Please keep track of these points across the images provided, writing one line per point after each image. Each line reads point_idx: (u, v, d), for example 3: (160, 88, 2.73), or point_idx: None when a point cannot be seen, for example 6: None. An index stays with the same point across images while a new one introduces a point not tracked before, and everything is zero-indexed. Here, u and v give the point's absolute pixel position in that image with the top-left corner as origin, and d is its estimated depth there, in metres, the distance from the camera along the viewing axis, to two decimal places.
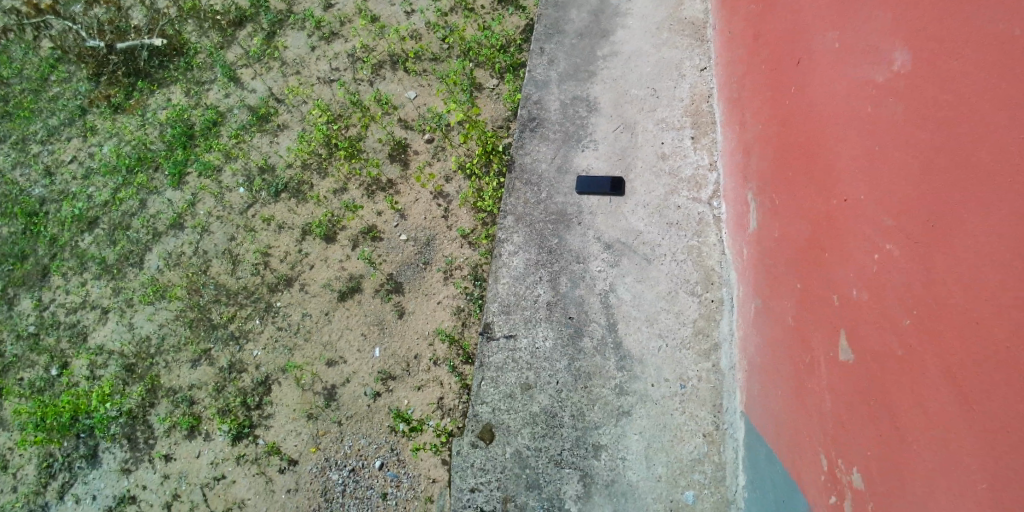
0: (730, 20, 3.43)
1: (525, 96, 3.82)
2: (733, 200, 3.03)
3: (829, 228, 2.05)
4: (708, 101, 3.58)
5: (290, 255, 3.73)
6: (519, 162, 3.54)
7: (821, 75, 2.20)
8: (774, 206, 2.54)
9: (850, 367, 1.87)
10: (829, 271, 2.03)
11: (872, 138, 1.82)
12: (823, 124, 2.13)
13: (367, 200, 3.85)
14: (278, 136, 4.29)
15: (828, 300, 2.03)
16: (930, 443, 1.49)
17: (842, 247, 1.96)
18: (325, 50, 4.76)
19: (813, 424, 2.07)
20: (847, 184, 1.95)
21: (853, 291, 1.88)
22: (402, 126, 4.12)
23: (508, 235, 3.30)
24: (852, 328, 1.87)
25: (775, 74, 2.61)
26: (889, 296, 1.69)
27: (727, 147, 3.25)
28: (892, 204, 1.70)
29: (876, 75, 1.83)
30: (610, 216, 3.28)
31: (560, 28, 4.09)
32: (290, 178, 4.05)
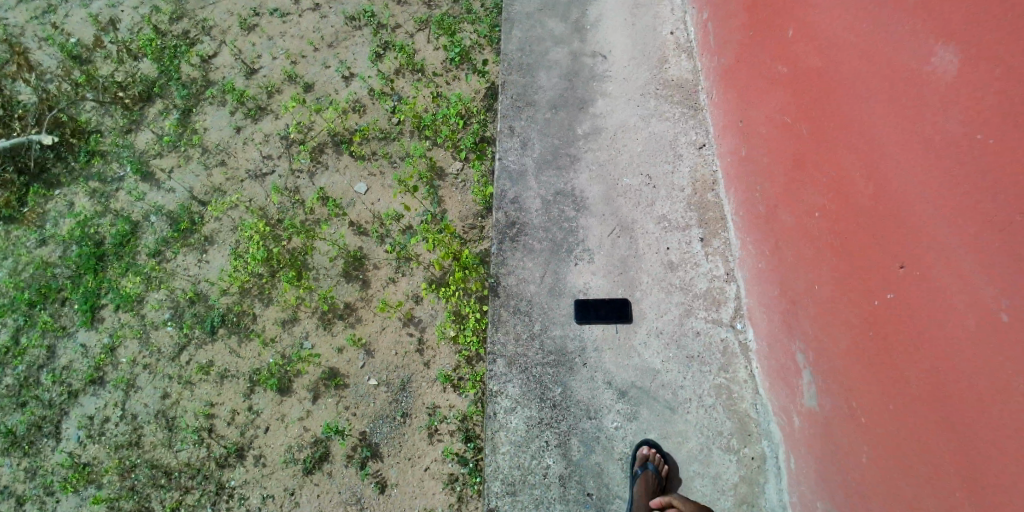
0: (726, 90, 2.95)
1: (499, 193, 3.23)
2: (757, 305, 2.63)
3: (825, 226, 2.06)
4: (713, 190, 3.06)
5: (238, 415, 3.11)
6: (503, 285, 2.98)
7: (807, 66, 2.15)
8: (764, 198, 2.51)
9: (856, 363, 1.92)
10: (827, 267, 2.06)
11: (868, 137, 1.83)
12: (812, 117, 2.12)
13: (325, 334, 3.24)
14: (208, 253, 3.57)
15: (848, 288, 1.96)
16: (937, 430, 1.61)
17: (838, 246, 1.99)
18: (253, 132, 3.99)
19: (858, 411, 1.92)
20: (854, 173, 1.90)
21: (856, 289, 1.92)
22: (356, 233, 3.47)
23: (501, 386, 2.77)
24: (857, 324, 1.92)
25: (750, 74, 2.64)
26: (895, 290, 1.75)
27: (745, 260, 2.76)
28: (891, 205, 1.75)
29: (868, 71, 1.83)
30: (620, 352, 2.76)
31: (530, 98, 3.49)
32: (229, 309, 3.38)
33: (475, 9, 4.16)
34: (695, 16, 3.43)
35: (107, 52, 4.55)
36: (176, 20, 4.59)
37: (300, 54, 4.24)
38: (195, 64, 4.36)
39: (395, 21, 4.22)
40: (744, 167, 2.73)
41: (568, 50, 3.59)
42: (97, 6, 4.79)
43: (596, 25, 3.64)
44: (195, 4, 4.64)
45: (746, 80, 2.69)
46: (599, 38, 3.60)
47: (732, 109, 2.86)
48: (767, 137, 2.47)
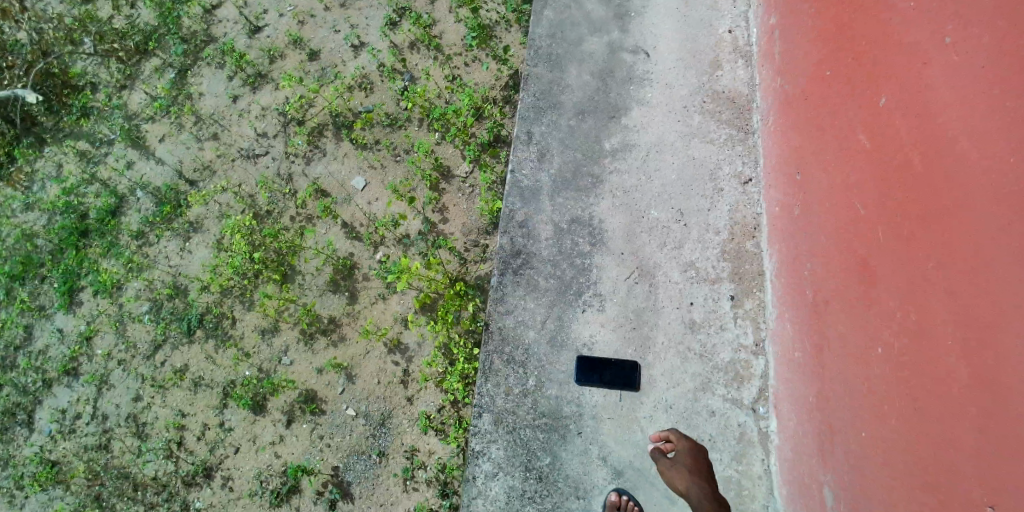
0: (778, 128, 2.54)
1: (507, 213, 2.79)
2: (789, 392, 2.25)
3: (868, 300, 1.77)
4: (754, 237, 2.62)
5: (208, 431, 2.91)
6: (501, 327, 2.63)
7: (853, 116, 1.92)
8: (807, 255, 2.18)
9: (893, 454, 1.62)
10: (868, 344, 1.76)
11: (915, 197, 1.58)
12: (858, 176, 1.86)
13: (306, 352, 2.93)
14: (192, 241, 3.28)
15: (878, 371, 1.70)
16: (982, 506, 1.30)
17: (880, 329, 1.70)
18: (251, 103, 3.59)
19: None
20: (898, 242, 1.64)
21: (891, 367, 1.64)
22: (348, 237, 3.10)
23: (484, 446, 2.49)
24: (890, 413, 1.64)
25: (796, 116, 2.36)
26: (930, 374, 1.49)
27: (780, 336, 2.37)
28: (940, 274, 1.48)
29: (912, 122, 1.61)
30: (620, 424, 2.44)
31: (556, 98, 2.98)
32: (207, 310, 3.12)
33: None
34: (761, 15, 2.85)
35: None
36: None
37: (307, 13, 3.75)
38: (194, 15, 3.91)
39: None
40: (784, 221, 2.40)
41: (605, 41, 3.05)
42: None
43: (641, 13, 3.07)
44: None
45: (792, 122, 2.41)
46: (644, 30, 3.04)
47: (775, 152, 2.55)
48: (809, 190, 2.19)
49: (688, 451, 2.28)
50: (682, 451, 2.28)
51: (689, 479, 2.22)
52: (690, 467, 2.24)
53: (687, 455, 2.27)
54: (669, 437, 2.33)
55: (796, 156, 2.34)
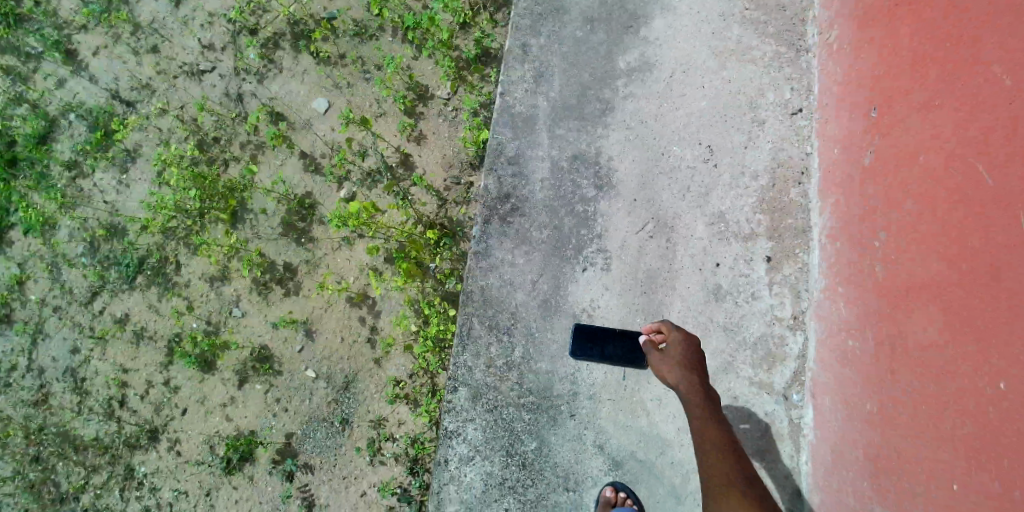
0: (844, 44, 1.98)
1: (495, 145, 2.29)
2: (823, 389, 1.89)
3: (977, 285, 1.31)
4: (799, 184, 2.12)
5: (152, 390, 2.56)
6: (484, 285, 2.19)
7: (971, 25, 1.38)
8: (851, 229, 1.84)
9: (955, 474, 1.33)
10: (924, 346, 1.46)
11: None
12: (972, 111, 1.35)
13: (260, 302, 2.54)
14: (131, 172, 2.83)
15: (983, 378, 1.27)
16: None
17: (991, 324, 1.26)
18: (192, 7, 2.93)
19: None
20: None
21: (1001, 382, 1.22)
22: (307, 168, 2.63)
23: (458, 426, 2.10)
24: (998, 435, 1.22)
25: (874, 26, 1.80)
26: None
27: (827, 312, 1.92)
28: None
29: None
30: (620, 406, 2.03)
31: (560, 3, 2.39)
32: (147, 252, 2.71)
33: None
34: None
35: None
36: None
37: None
38: None
39: None
40: (849, 166, 1.89)
41: None
42: None
43: None
44: None
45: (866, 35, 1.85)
46: None
47: (840, 75, 1.99)
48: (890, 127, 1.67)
49: (681, 344, 1.66)
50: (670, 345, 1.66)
51: (681, 373, 1.60)
52: (684, 363, 1.62)
53: (679, 349, 1.65)
54: (659, 330, 1.71)
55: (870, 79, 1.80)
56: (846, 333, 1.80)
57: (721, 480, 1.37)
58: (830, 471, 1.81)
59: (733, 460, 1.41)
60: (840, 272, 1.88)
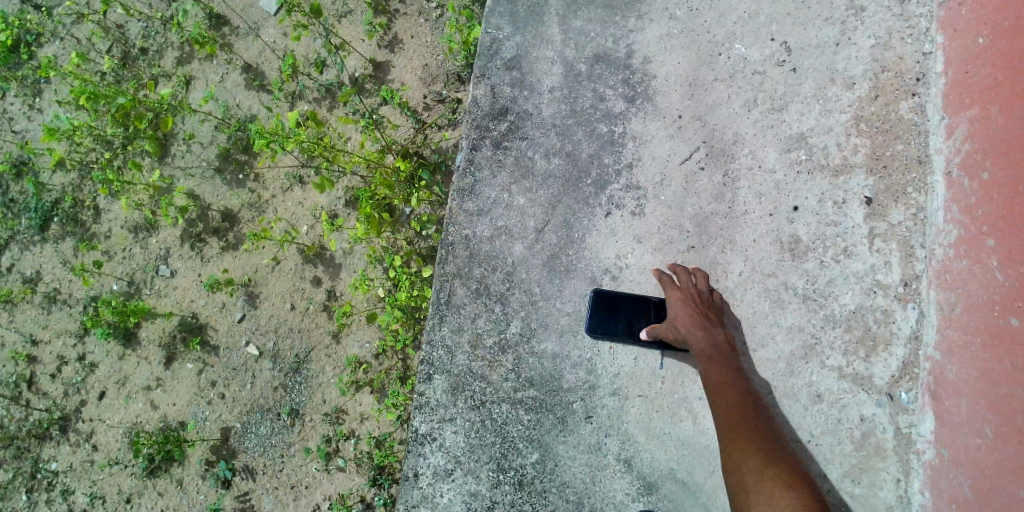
0: None
1: (486, 46, 1.68)
2: (951, 387, 1.27)
3: None
4: (913, 95, 1.45)
5: (65, 367, 2.06)
6: (468, 238, 1.60)
7: None
8: (1001, 146, 1.19)
9: None
10: None
11: None
12: None
13: (193, 259, 2.00)
14: (42, 94, 2.25)
15: None
16: None
17: None
18: None
19: None
20: None
21: None
22: (250, 88, 2.05)
23: (433, 428, 1.55)
24: None
25: None
26: None
27: (960, 279, 1.29)
28: None
29: None
30: (654, 405, 1.46)
31: None
32: (61, 195, 2.16)
33: None
34: None
35: None
36: None
37: None
38: None
39: None
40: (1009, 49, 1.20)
41: None
42: None
43: None
44: None
45: None
46: None
47: None
48: None
49: (689, 291, 1.40)
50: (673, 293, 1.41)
51: (687, 329, 1.36)
52: (693, 314, 1.38)
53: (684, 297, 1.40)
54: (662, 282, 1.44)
55: None
56: (1002, 311, 1.15)
57: (733, 440, 1.23)
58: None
59: (747, 418, 1.25)
60: (987, 216, 1.22)
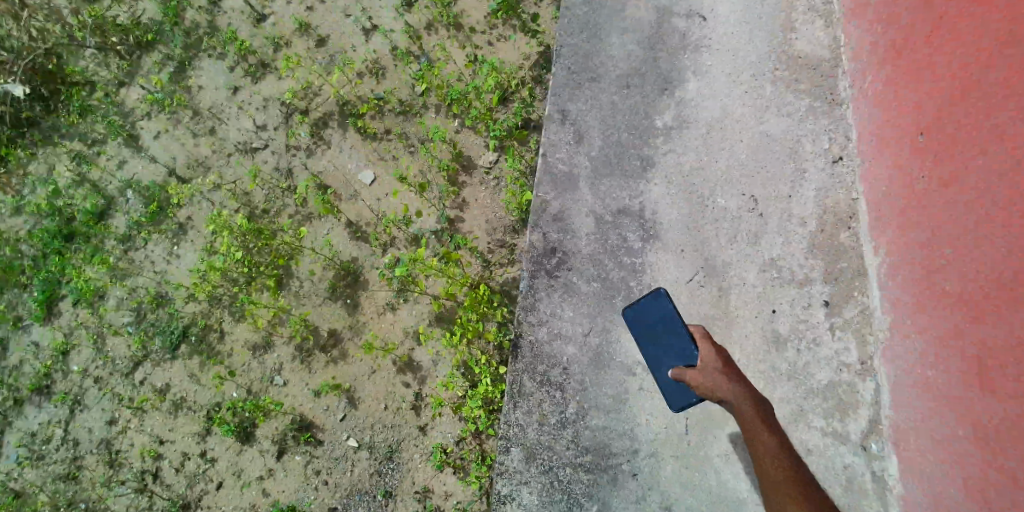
0: (882, 72, 1.97)
1: (539, 204, 2.31)
2: (904, 430, 1.75)
3: None
4: (850, 227, 2.05)
5: (189, 462, 2.49)
6: (531, 343, 2.13)
7: None
8: (910, 253, 1.77)
9: None
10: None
11: None
12: None
13: (301, 373, 2.50)
14: (180, 245, 2.91)
15: None
16: None
17: None
18: (251, 93, 3.20)
19: None
20: None
21: None
22: (352, 238, 2.67)
23: (512, 489, 1.99)
24: None
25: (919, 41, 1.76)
26: None
27: (897, 354, 1.80)
28: None
29: None
30: (686, 464, 1.88)
31: (596, 71, 2.50)
32: (192, 322, 2.71)
33: None
34: None
35: None
36: None
37: None
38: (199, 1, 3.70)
39: None
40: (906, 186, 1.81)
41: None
42: None
43: None
44: None
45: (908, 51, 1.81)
46: None
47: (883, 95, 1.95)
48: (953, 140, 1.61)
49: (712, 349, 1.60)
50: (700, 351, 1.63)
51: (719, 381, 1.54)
52: (719, 370, 1.56)
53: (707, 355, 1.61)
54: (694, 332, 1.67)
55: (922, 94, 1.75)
56: (931, 365, 1.66)
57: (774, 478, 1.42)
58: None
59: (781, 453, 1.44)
60: (911, 300, 1.77)
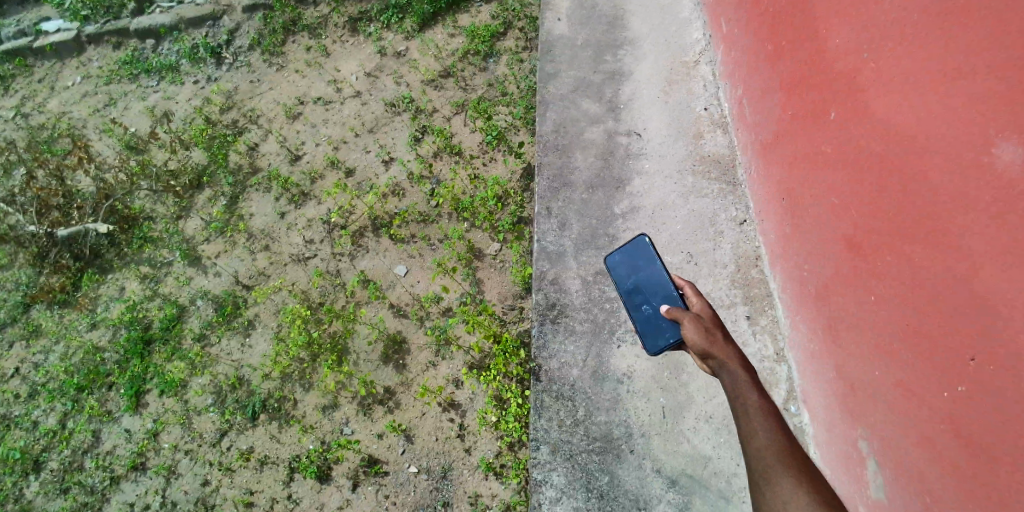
0: (765, 153, 2.98)
1: (539, 274, 3.20)
2: (810, 387, 2.55)
3: (858, 268, 2.05)
4: (757, 266, 3.01)
5: (276, 504, 3.06)
6: (545, 370, 2.91)
7: (822, 113, 2.30)
8: (792, 263, 2.67)
9: (880, 402, 1.97)
10: (844, 321, 2.18)
11: (878, 163, 1.91)
12: (836, 160, 2.20)
13: (364, 422, 3.18)
14: (251, 337, 3.63)
15: (877, 328, 1.96)
16: (970, 425, 1.55)
17: (872, 288, 1.98)
18: (298, 216, 4.12)
19: (903, 449, 1.86)
20: (873, 208, 1.94)
21: (886, 324, 1.91)
22: (395, 315, 3.47)
23: (545, 475, 2.68)
24: (892, 360, 1.88)
25: (781, 128, 2.75)
26: (916, 312, 1.74)
27: (798, 339, 2.65)
28: (903, 225, 1.78)
29: (870, 103, 1.95)
30: (668, 438, 2.66)
31: (567, 178, 3.52)
32: (269, 394, 3.38)
33: (510, 92, 4.36)
34: (727, 90, 3.50)
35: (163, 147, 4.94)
36: (227, 111, 5.04)
37: (342, 140, 4.49)
38: (243, 153, 4.67)
39: (433, 105, 4.47)
40: (784, 220, 2.75)
41: (602, 129, 3.67)
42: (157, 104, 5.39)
43: (629, 104, 3.73)
44: (246, 96, 5.11)
45: (777, 135, 2.81)
46: (632, 117, 3.68)
47: (768, 165, 2.94)
48: (798, 186, 2.56)
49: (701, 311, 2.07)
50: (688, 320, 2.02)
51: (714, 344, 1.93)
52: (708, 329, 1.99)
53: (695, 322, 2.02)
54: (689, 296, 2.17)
55: (785, 160, 2.72)
56: (810, 334, 2.51)
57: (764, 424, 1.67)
58: (826, 441, 2.43)
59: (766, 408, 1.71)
60: (796, 295, 2.64)
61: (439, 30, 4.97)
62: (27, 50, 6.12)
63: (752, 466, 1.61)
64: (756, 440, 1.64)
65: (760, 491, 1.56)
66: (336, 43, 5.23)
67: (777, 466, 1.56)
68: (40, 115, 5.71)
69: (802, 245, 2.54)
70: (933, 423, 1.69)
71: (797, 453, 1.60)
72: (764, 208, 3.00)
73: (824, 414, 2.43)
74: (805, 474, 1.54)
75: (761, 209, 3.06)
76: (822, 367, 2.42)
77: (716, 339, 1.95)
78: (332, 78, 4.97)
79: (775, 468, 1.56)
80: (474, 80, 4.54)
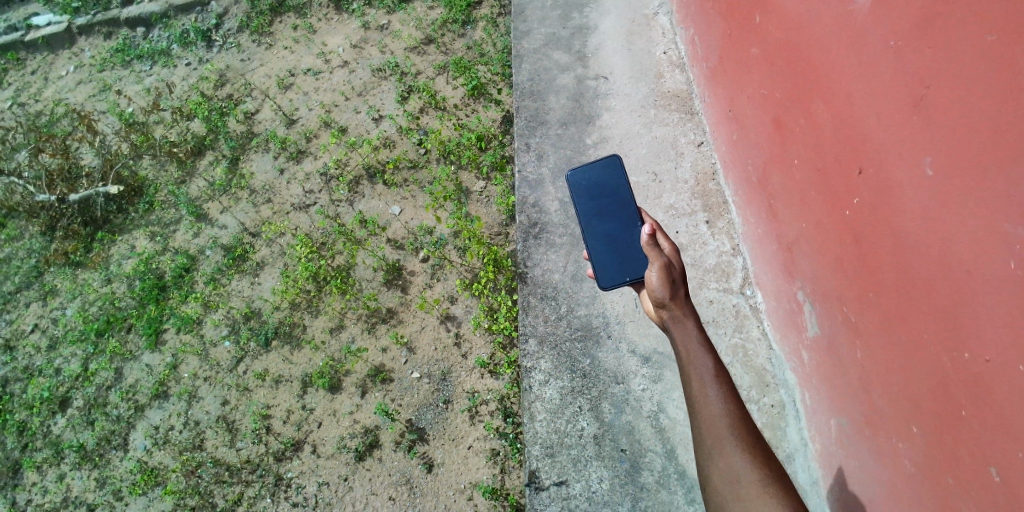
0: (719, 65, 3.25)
1: (521, 200, 3.55)
2: (759, 261, 2.91)
3: (798, 165, 2.35)
4: (714, 180, 3.39)
5: (293, 414, 3.39)
6: (530, 275, 3.27)
7: (777, 21, 2.46)
8: (742, 155, 2.97)
9: (816, 281, 2.31)
10: (788, 213, 2.49)
11: (821, 58, 2.12)
12: (784, 68, 2.41)
13: (369, 338, 3.52)
14: (260, 276, 3.96)
15: (813, 215, 2.27)
16: (885, 299, 1.88)
17: (807, 179, 2.28)
18: (296, 171, 4.44)
19: (834, 323, 2.21)
20: (812, 103, 2.20)
21: (819, 209, 2.22)
22: (393, 247, 3.81)
23: (534, 362, 3.02)
24: (825, 243, 2.20)
25: (733, 28, 2.95)
26: (843, 196, 2.05)
27: (749, 221, 3.01)
28: (835, 118, 2.05)
29: (820, 6, 2.12)
30: (640, 323, 3.01)
31: (542, 118, 3.88)
32: (280, 322, 3.69)
33: (488, 52, 4.72)
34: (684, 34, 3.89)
35: (161, 118, 5.19)
36: (221, 86, 5.30)
37: (334, 104, 4.82)
38: (241, 120, 4.94)
39: (416, 68, 4.82)
40: (734, 117, 3.05)
41: (573, 76, 4.04)
42: (152, 79, 5.61)
43: (596, 53, 4.11)
44: (238, 71, 5.37)
45: (728, 38, 3.03)
46: (600, 63, 4.05)
47: (722, 73, 3.21)
48: (749, 92, 2.79)
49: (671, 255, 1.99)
50: (658, 267, 1.93)
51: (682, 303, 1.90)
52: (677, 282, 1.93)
53: (663, 269, 1.93)
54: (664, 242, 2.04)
55: (735, 64, 2.96)
56: (760, 220, 2.83)
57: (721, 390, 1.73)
58: (771, 307, 2.83)
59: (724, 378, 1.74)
60: (747, 184, 2.95)
61: (420, 3, 5.31)
62: (20, 43, 6.17)
63: (702, 434, 1.70)
64: (711, 411, 1.70)
65: (710, 459, 1.66)
66: (322, 20, 5.52)
67: (732, 441, 1.65)
68: (27, 98, 5.81)
69: (752, 143, 2.82)
70: (859, 302, 2.03)
71: (746, 423, 1.69)
72: (719, 108, 3.30)
73: (770, 286, 2.81)
74: (753, 450, 1.64)
75: (716, 110, 3.36)
76: (770, 250, 2.75)
77: (678, 292, 1.91)
78: (320, 50, 5.27)
79: (728, 441, 1.66)
80: (454, 45, 4.90)
